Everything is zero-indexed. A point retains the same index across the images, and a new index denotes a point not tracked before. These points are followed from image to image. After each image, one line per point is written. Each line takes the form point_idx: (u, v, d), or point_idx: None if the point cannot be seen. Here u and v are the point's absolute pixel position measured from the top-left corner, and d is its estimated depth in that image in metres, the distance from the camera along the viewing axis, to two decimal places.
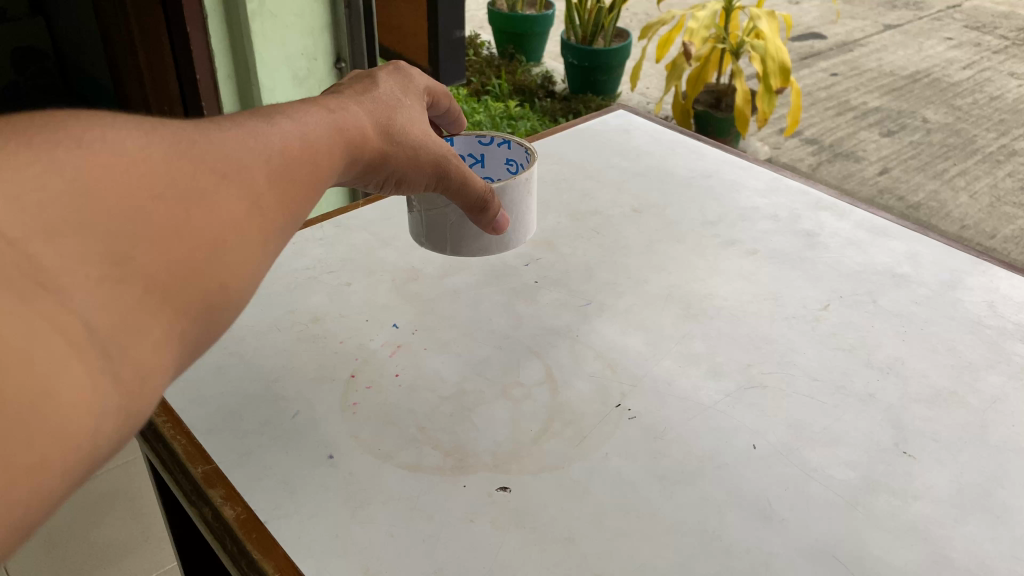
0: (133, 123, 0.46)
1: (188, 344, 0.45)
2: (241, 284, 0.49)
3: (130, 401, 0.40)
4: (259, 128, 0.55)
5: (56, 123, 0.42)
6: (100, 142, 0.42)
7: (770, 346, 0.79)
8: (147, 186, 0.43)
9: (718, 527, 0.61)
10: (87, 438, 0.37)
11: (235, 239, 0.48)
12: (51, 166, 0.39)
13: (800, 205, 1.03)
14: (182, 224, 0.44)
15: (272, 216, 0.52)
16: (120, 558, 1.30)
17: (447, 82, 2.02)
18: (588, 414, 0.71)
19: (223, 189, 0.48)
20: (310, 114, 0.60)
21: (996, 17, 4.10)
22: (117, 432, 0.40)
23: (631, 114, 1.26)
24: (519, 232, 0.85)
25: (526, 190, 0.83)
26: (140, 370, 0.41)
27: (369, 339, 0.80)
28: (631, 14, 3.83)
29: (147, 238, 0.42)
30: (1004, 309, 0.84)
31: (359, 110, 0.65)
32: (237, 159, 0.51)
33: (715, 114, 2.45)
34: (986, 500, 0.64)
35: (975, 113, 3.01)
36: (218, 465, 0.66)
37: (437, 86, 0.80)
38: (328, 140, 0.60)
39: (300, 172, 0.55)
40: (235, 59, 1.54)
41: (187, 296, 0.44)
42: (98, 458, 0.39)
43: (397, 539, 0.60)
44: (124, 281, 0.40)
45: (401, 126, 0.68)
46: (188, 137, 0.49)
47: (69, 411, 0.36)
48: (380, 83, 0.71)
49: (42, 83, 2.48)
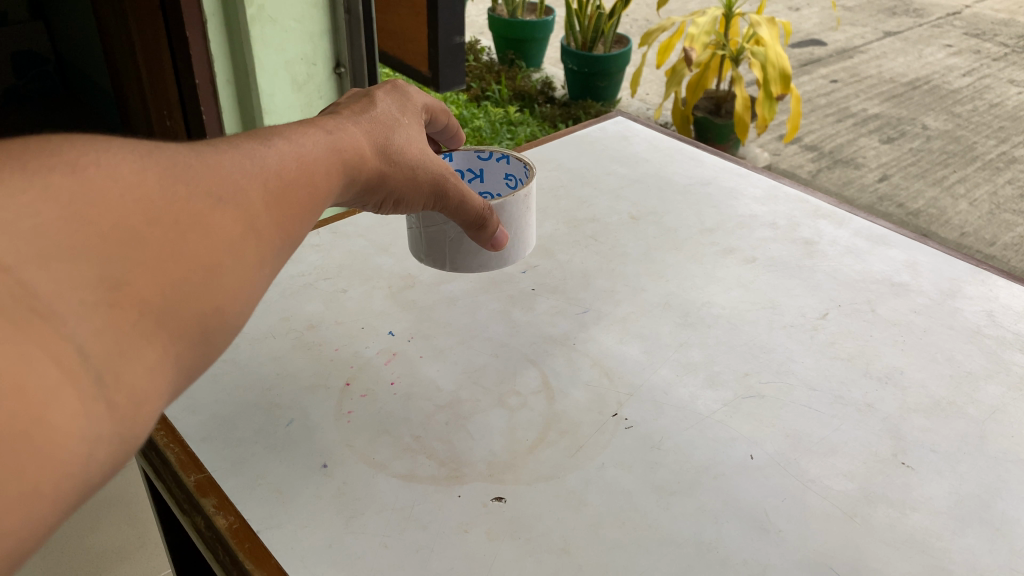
0: (129, 147, 0.46)
1: (185, 367, 0.45)
2: (238, 307, 0.48)
3: (124, 428, 0.40)
4: (257, 150, 0.54)
5: (51, 149, 0.42)
6: (94, 167, 0.42)
7: (768, 355, 0.78)
8: (142, 210, 0.43)
9: (715, 538, 0.61)
10: (81, 465, 0.37)
11: (231, 261, 0.48)
12: (45, 191, 0.39)
13: (799, 213, 1.03)
14: (178, 247, 0.44)
15: (269, 237, 0.52)
16: (115, 564, 1.29)
17: (446, 89, 2.02)
18: (584, 424, 0.71)
19: (220, 213, 0.48)
20: (307, 135, 0.60)
21: (996, 24, 4.11)
22: (112, 458, 0.39)
23: (629, 120, 1.26)
24: (518, 247, 0.85)
25: (526, 206, 0.82)
26: (135, 396, 0.40)
27: (365, 347, 0.80)
28: (631, 20, 3.83)
29: (143, 262, 0.42)
30: (1003, 318, 0.84)
31: (357, 130, 0.65)
32: (233, 181, 0.50)
33: (715, 120, 2.45)
34: (985, 512, 0.63)
35: (975, 120, 3.02)
36: (211, 474, 0.66)
37: (436, 103, 0.80)
38: (326, 160, 0.60)
39: (297, 193, 0.55)
40: (235, 65, 1.53)
41: (182, 320, 0.44)
42: (91, 486, 0.38)
43: (391, 550, 0.59)
44: (119, 306, 0.40)
45: (398, 145, 0.68)
46: (185, 160, 0.48)
47: (63, 440, 0.36)
48: (379, 102, 0.71)
49: (42, 86, 2.49)
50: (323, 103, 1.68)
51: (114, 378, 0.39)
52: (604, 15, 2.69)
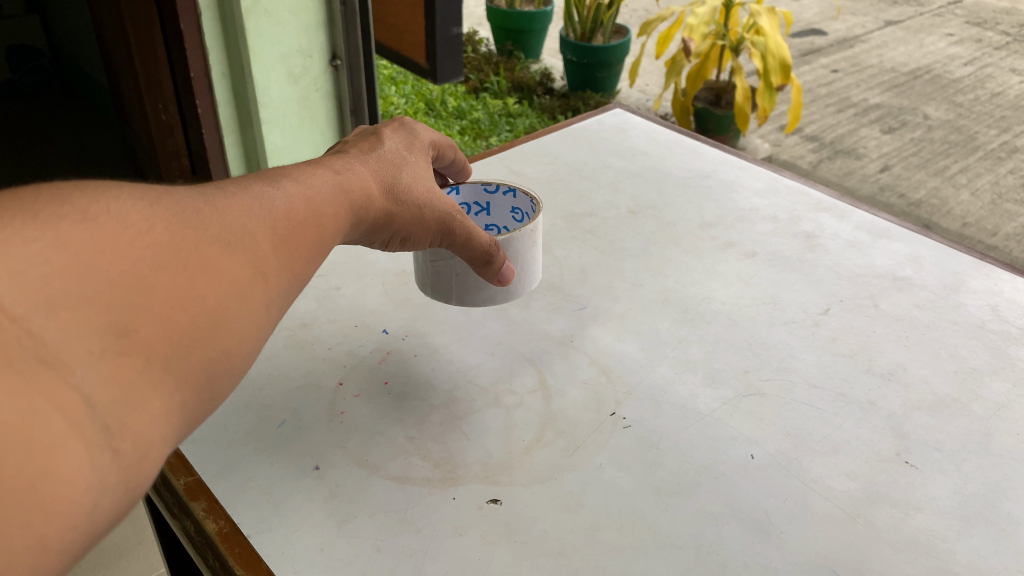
0: (138, 193, 0.44)
1: (190, 414, 0.43)
2: (244, 350, 0.47)
3: (131, 476, 0.38)
4: (264, 191, 0.53)
5: (61, 194, 0.41)
6: (104, 214, 0.41)
7: (769, 352, 0.77)
8: (150, 256, 0.42)
9: (715, 541, 0.60)
10: (87, 516, 0.36)
11: (237, 306, 0.46)
12: (55, 240, 0.38)
13: (800, 206, 1.01)
14: (185, 293, 0.43)
15: (278, 279, 0.50)
16: (113, 561, 1.24)
17: (444, 80, 2.00)
18: (581, 424, 0.69)
19: (227, 257, 0.47)
20: (313, 175, 0.59)
21: (997, 13, 4.08)
22: (116, 508, 0.38)
23: (628, 112, 1.24)
24: (524, 282, 0.77)
25: (532, 240, 0.76)
26: (142, 444, 0.39)
27: (358, 345, 0.79)
28: (630, 10, 3.80)
29: (150, 309, 0.41)
30: (1008, 313, 0.83)
31: (363, 169, 0.64)
32: (242, 225, 0.49)
33: (715, 111, 2.41)
34: (990, 512, 0.62)
35: (976, 110, 2.99)
36: (201, 477, 0.65)
37: (441, 139, 0.78)
38: (333, 201, 0.58)
39: (303, 235, 0.54)
40: (230, 57, 1.51)
41: (188, 366, 0.42)
42: (94, 536, 0.37)
43: (384, 554, 0.58)
44: (126, 354, 0.39)
45: (406, 183, 0.66)
46: (193, 205, 0.47)
47: (68, 492, 0.35)
48: (386, 139, 0.69)
49: (38, 80, 2.48)
50: (321, 96, 1.67)
51: (121, 428, 0.38)
52: (603, 6, 2.65)
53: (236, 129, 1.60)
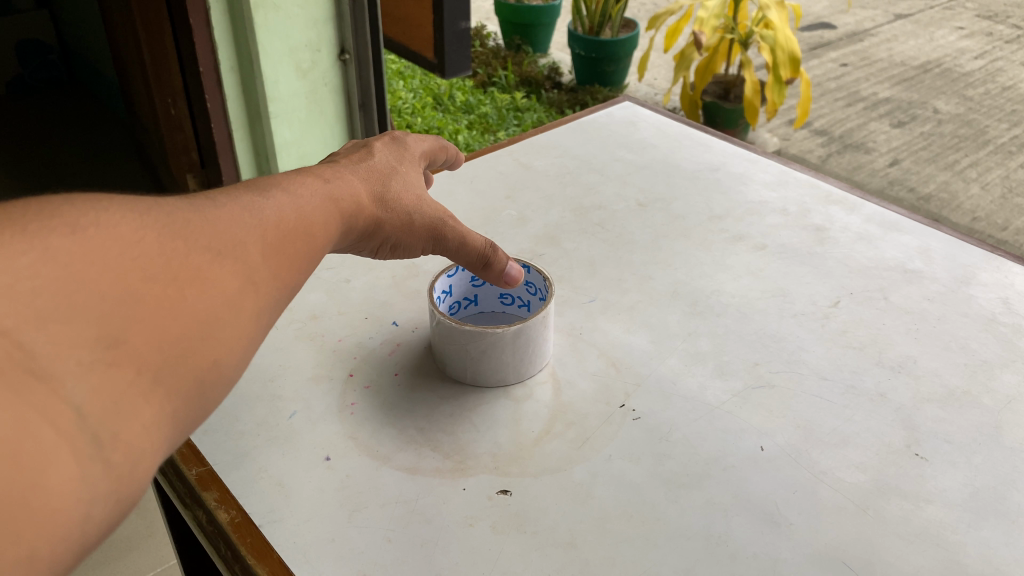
0: (129, 205, 0.45)
1: (182, 423, 0.43)
2: (235, 360, 0.47)
3: (122, 487, 0.38)
4: (254, 201, 0.54)
5: (52, 209, 0.41)
6: (94, 227, 0.42)
7: (779, 345, 0.77)
8: (139, 269, 0.42)
9: (725, 531, 0.60)
10: (78, 527, 0.35)
11: (228, 316, 0.46)
12: (44, 254, 0.38)
13: (810, 199, 1.01)
14: (175, 304, 0.43)
15: (269, 288, 0.51)
16: None
17: (451, 74, 1.99)
18: (591, 415, 0.69)
19: (217, 267, 0.47)
20: (303, 185, 0.60)
21: (1010, 6, 4.03)
22: (108, 520, 0.37)
23: (636, 105, 1.24)
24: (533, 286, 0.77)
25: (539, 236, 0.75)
26: (133, 453, 0.39)
27: (368, 337, 0.79)
28: (638, 5, 3.79)
29: (141, 320, 0.41)
30: (1019, 305, 0.82)
31: (353, 178, 0.65)
32: (231, 235, 0.50)
33: (724, 105, 2.41)
34: (1000, 504, 0.62)
35: (987, 104, 2.96)
36: (212, 467, 0.65)
37: (434, 144, 0.78)
38: (323, 210, 0.59)
39: (293, 245, 0.54)
40: (240, 52, 1.50)
41: (179, 377, 0.43)
42: (86, 546, 0.36)
43: (394, 545, 0.59)
44: (117, 365, 0.39)
45: (396, 192, 0.67)
46: (183, 215, 0.48)
47: (60, 503, 0.34)
48: (376, 151, 0.70)
49: (48, 75, 2.49)
50: (328, 90, 1.66)
51: (113, 437, 0.38)
52: None
53: (245, 125, 1.60)
